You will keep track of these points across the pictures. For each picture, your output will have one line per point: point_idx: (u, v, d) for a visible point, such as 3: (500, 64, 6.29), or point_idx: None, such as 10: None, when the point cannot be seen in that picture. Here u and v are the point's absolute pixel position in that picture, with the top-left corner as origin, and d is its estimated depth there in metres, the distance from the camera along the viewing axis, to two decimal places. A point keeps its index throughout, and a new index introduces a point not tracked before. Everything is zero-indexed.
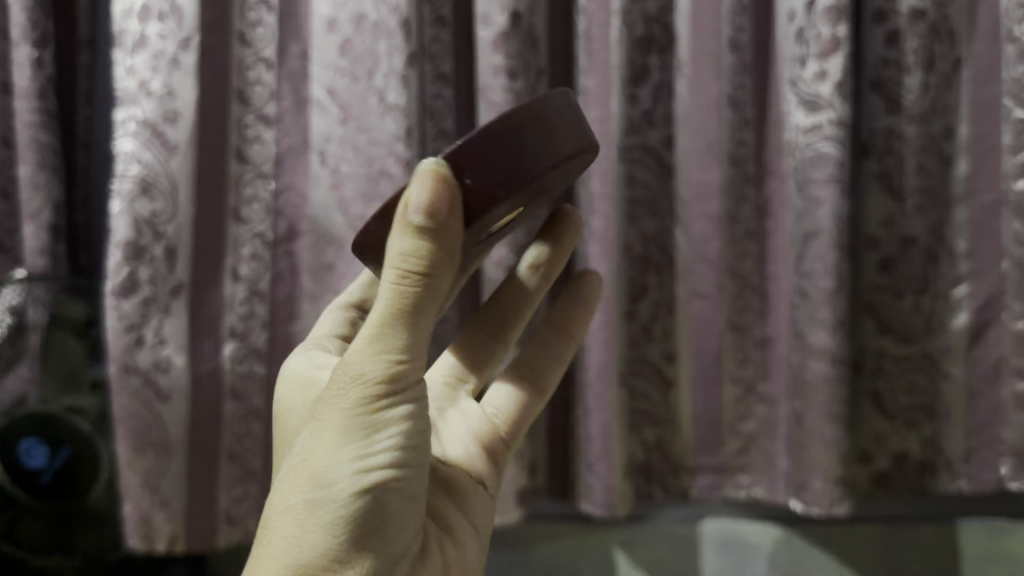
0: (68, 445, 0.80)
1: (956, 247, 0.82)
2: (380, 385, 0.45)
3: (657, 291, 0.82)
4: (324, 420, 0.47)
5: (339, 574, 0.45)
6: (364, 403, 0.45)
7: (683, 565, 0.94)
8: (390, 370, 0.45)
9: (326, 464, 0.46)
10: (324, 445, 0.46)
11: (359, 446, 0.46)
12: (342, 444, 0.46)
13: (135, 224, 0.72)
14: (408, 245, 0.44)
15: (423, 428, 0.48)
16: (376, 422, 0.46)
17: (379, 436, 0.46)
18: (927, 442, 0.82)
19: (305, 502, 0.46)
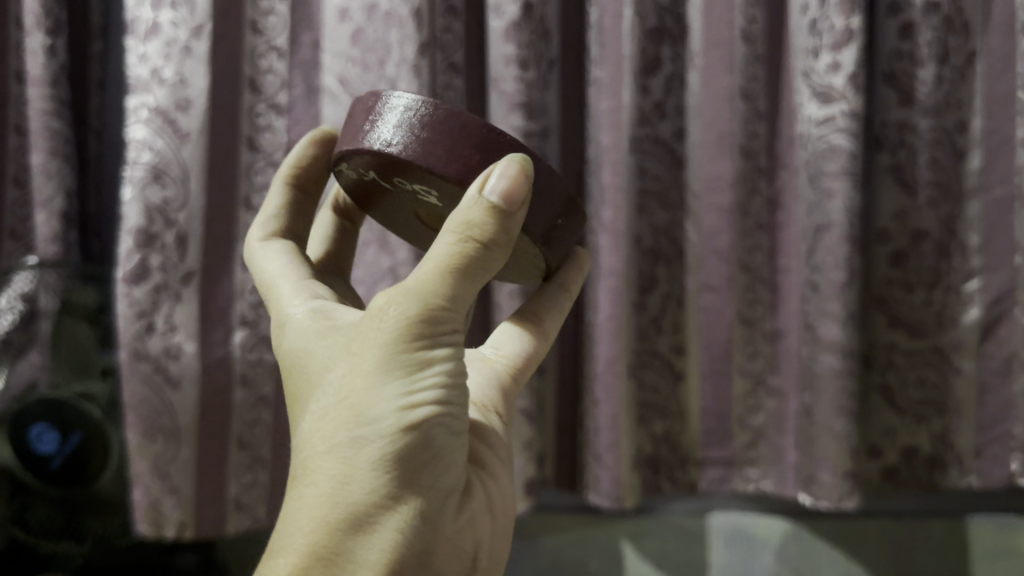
0: (80, 430, 0.79)
1: (968, 241, 0.82)
2: (422, 325, 0.44)
3: (666, 283, 0.83)
4: (362, 360, 0.45)
5: (391, 510, 0.43)
6: (408, 339, 0.44)
7: (692, 559, 0.93)
8: (433, 312, 0.44)
9: (368, 401, 0.44)
10: (363, 381, 0.44)
11: (402, 381, 0.44)
12: (382, 380, 0.44)
13: (146, 211, 0.72)
14: (477, 217, 0.45)
15: (464, 371, 0.47)
16: (420, 361, 0.44)
17: (424, 371, 0.44)
18: (936, 437, 0.82)
19: (349, 442, 0.44)
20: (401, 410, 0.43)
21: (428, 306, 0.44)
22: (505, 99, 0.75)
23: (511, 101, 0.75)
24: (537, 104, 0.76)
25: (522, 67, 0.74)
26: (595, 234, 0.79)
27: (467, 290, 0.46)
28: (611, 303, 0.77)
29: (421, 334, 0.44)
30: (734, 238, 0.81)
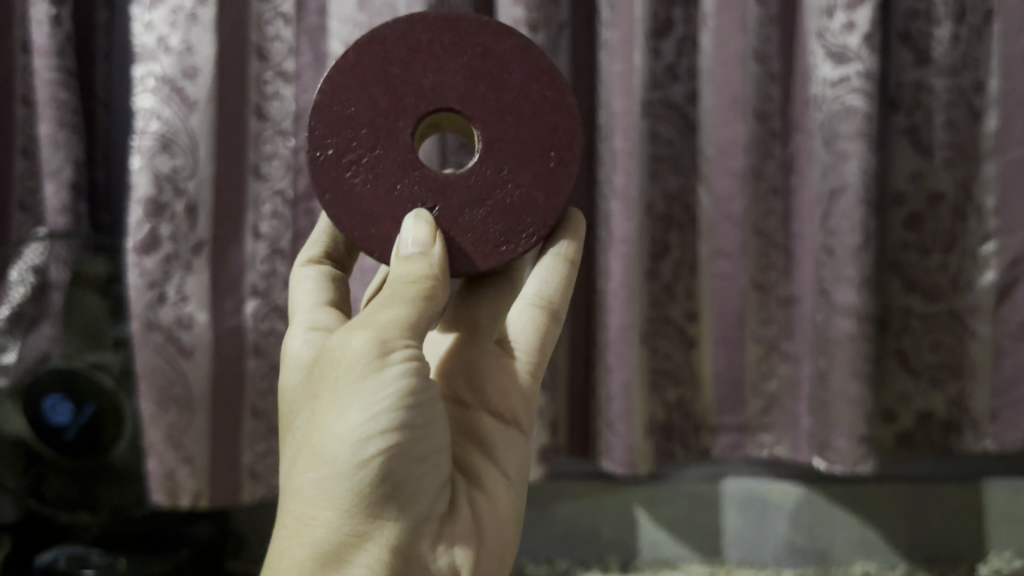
0: (92, 401, 0.78)
1: (985, 203, 0.80)
2: (376, 357, 0.44)
3: (679, 251, 0.83)
4: (326, 394, 0.45)
5: (357, 545, 0.44)
6: (364, 370, 0.44)
7: (705, 525, 0.93)
8: (386, 344, 0.45)
9: (327, 436, 0.44)
10: (323, 420, 0.45)
11: (361, 407, 0.44)
12: (339, 415, 0.44)
13: (155, 179, 0.72)
14: (408, 267, 0.47)
15: (426, 398, 0.47)
16: (374, 391, 0.44)
17: (379, 397, 0.44)
18: (951, 401, 0.82)
19: (314, 478, 0.44)
20: (361, 438, 0.43)
21: (380, 340, 0.45)
22: None
23: None
24: None
25: (532, 31, 0.73)
26: (607, 200, 0.79)
27: (421, 317, 0.46)
28: (622, 270, 0.77)
29: (376, 360, 0.44)
30: (747, 204, 0.80)
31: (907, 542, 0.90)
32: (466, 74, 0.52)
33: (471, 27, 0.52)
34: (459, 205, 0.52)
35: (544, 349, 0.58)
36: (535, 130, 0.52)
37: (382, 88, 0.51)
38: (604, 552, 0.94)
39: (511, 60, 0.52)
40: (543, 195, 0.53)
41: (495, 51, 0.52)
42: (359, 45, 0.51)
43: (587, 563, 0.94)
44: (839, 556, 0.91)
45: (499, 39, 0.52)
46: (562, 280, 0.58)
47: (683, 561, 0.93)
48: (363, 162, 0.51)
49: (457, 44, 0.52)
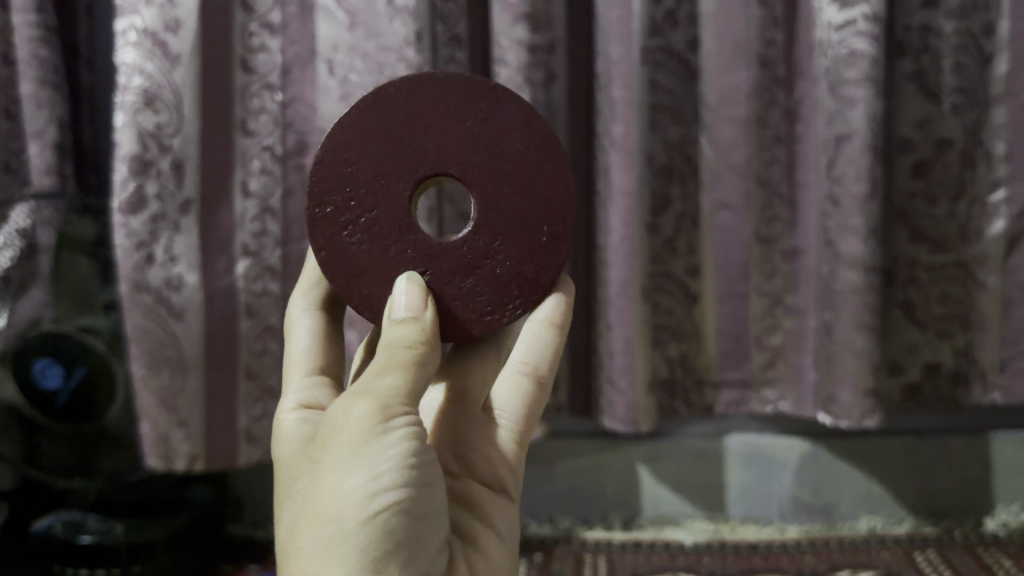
0: (82, 364, 0.77)
1: (994, 149, 0.78)
2: (378, 417, 0.42)
3: (681, 204, 0.80)
4: (325, 459, 0.42)
5: None
6: (366, 431, 0.41)
7: (708, 481, 0.92)
8: (388, 406, 0.42)
9: (328, 500, 0.41)
10: (322, 483, 0.42)
11: (363, 472, 0.41)
12: (340, 477, 0.41)
13: (139, 137, 0.69)
14: (401, 331, 0.45)
15: (427, 460, 0.44)
16: (377, 452, 0.41)
17: (382, 459, 0.41)
18: (959, 351, 0.81)
19: (316, 545, 0.41)
20: (365, 503, 0.41)
21: (381, 405, 0.42)
22: (508, 11, 0.72)
23: (515, 13, 0.71)
24: (543, 16, 0.73)
25: None
26: (605, 152, 0.76)
27: (422, 381, 0.44)
28: (623, 225, 0.75)
29: (378, 423, 0.42)
30: (750, 152, 0.78)
31: (913, 497, 0.90)
32: (467, 141, 0.50)
33: (474, 93, 0.51)
34: (450, 271, 0.51)
35: (529, 417, 0.57)
36: (532, 201, 0.51)
37: (384, 148, 0.50)
38: (605, 510, 0.94)
39: (512, 129, 0.51)
40: (533, 268, 0.52)
41: (497, 120, 0.51)
42: (365, 105, 0.50)
43: (588, 520, 0.93)
44: (843, 511, 0.91)
45: (502, 107, 0.51)
46: (551, 349, 0.56)
47: (685, 518, 0.92)
48: (361, 222, 0.50)
49: (461, 111, 0.50)
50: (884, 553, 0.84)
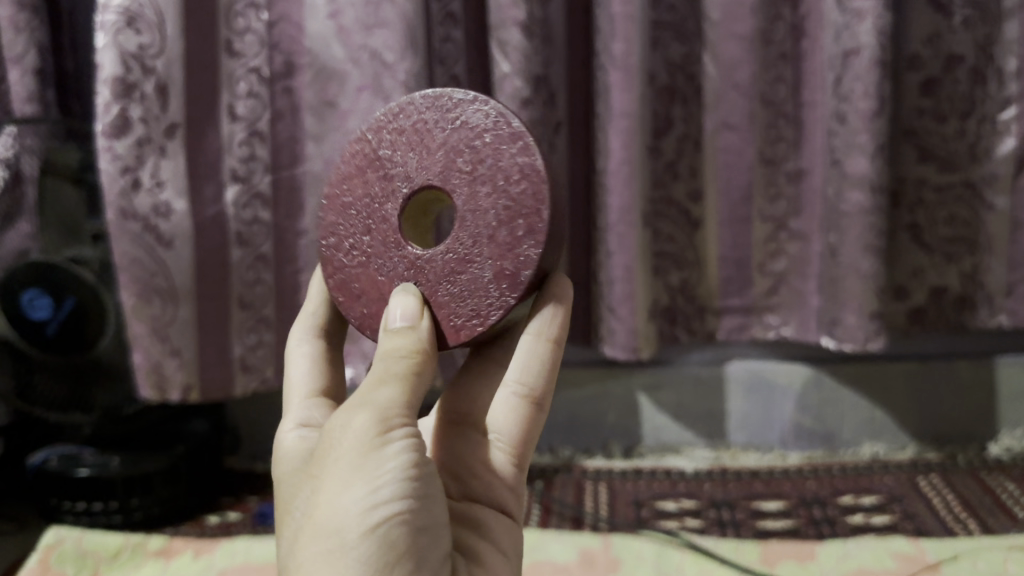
0: (71, 296, 0.74)
1: (1006, 65, 0.75)
2: (379, 425, 0.38)
3: (684, 124, 0.78)
4: (322, 478, 0.38)
5: None
6: (367, 441, 0.37)
7: (710, 408, 0.91)
8: (389, 414, 0.38)
9: (328, 512, 0.37)
10: (321, 497, 0.37)
11: (363, 485, 0.37)
12: (340, 489, 0.37)
13: (122, 58, 0.67)
14: (396, 340, 0.41)
15: (431, 477, 0.40)
16: (379, 462, 0.37)
17: (384, 469, 0.37)
18: (967, 276, 0.80)
19: (315, 563, 0.36)
20: (366, 517, 0.36)
21: (381, 415, 0.38)
22: None
23: None
24: None
25: None
26: (604, 71, 0.73)
27: (421, 391, 0.40)
28: (624, 147, 0.72)
29: (379, 435, 0.38)
30: (755, 70, 0.75)
31: (916, 422, 0.89)
32: (444, 150, 0.44)
33: (447, 98, 0.44)
34: (435, 280, 0.45)
35: (528, 439, 0.48)
36: (511, 198, 0.43)
37: (374, 171, 0.46)
38: (606, 439, 0.93)
39: (488, 127, 0.43)
40: (512, 270, 0.43)
41: (472, 122, 0.44)
42: (360, 138, 0.47)
43: (589, 450, 0.93)
44: (845, 438, 0.90)
45: (476, 107, 0.44)
46: (549, 366, 0.47)
47: (686, 446, 0.92)
48: (358, 246, 0.47)
49: (437, 120, 0.45)
50: (887, 477, 0.83)
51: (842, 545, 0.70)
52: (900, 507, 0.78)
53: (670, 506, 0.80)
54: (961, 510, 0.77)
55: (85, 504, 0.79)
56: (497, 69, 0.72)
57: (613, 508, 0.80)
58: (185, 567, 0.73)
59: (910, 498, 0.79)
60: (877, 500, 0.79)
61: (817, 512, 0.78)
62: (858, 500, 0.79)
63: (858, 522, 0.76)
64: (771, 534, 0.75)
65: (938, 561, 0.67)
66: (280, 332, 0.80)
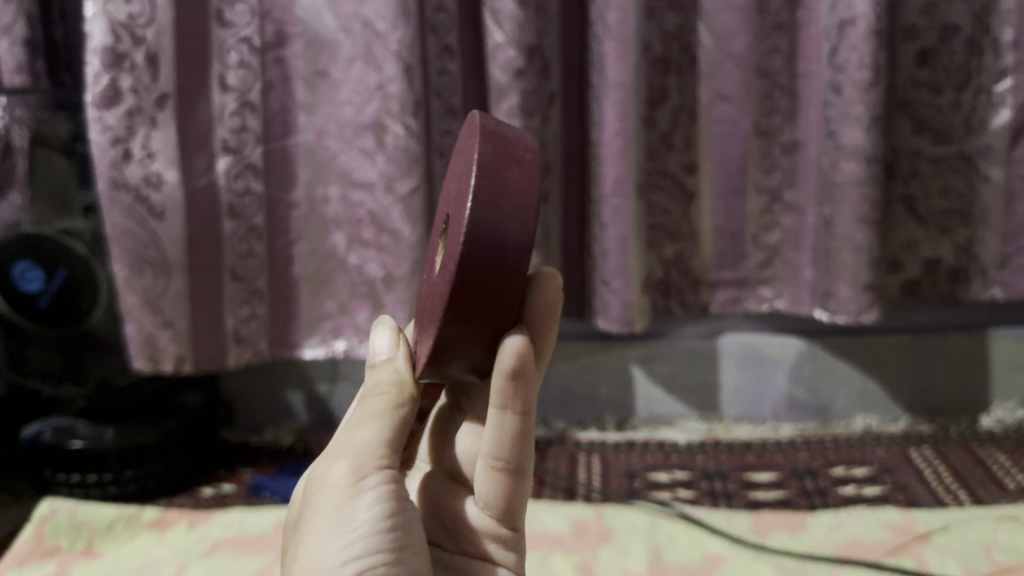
0: (64, 267, 0.74)
1: (1002, 37, 0.74)
2: (350, 477, 0.42)
3: (678, 96, 0.78)
4: (305, 531, 0.42)
5: None
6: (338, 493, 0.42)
7: (703, 381, 0.91)
8: (357, 466, 0.42)
9: (306, 564, 0.41)
10: (303, 550, 0.41)
11: (338, 535, 0.41)
12: (317, 540, 0.41)
13: (111, 28, 0.66)
14: (381, 377, 0.44)
15: (409, 522, 0.43)
16: (350, 511, 0.41)
17: (355, 518, 0.41)
18: (960, 248, 0.80)
19: None
20: (339, 565, 0.40)
21: (353, 464, 0.42)
22: None
23: None
24: None
25: None
26: (598, 41, 0.73)
27: (400, 436, 0.44)
28: (617, 118, 0.72)
29: (351, 485, 0.42)
30: (750, 40, 0.75)
31: (910, 395, 0.90)
32: (456, 176, 0.44)
33: (467, 132, 0.43)
34: (425, 305, 0.46)
35: (512, 499, 0.50)
36: (452, 235, 0.41)
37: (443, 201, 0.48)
38: (600, 412, 0.93)
39: (468, 158, 0.41)
40: (435, 309, 0.41)
41: (467, 149, 0.42)
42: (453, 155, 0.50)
43: (583, 423, 0.93)
44: (838, 411, 0.90)
45: (473, 134, 0.42)
46: (513, 444, 0.47)
47: (680, 418, 0.92)
48: (426, 260, 0.51)
49: (460, 155, 0.44)
50: (879, 449, 0.84)
51: (834, 516, 0.71)
52: (891, 478, 0.78)
53: (663, 477, 0.80)
54: (952, 480, 0.77)
55: (79, 477, 0.79)
56: (491, 38, 0.71)
57: (607, 479, 0.81)
58: (180, 537, 0.73)
59: (902, 469, 0.80)
60: (869, 471, 0.80)
61: (809, 483, 0.78)
62: (850, 472, 0.80)
63: (850, 493, 0.76)
64: (763, 505, 0.75)
65: (928, 530, 0.68)
66: (273, 305, 0.80)
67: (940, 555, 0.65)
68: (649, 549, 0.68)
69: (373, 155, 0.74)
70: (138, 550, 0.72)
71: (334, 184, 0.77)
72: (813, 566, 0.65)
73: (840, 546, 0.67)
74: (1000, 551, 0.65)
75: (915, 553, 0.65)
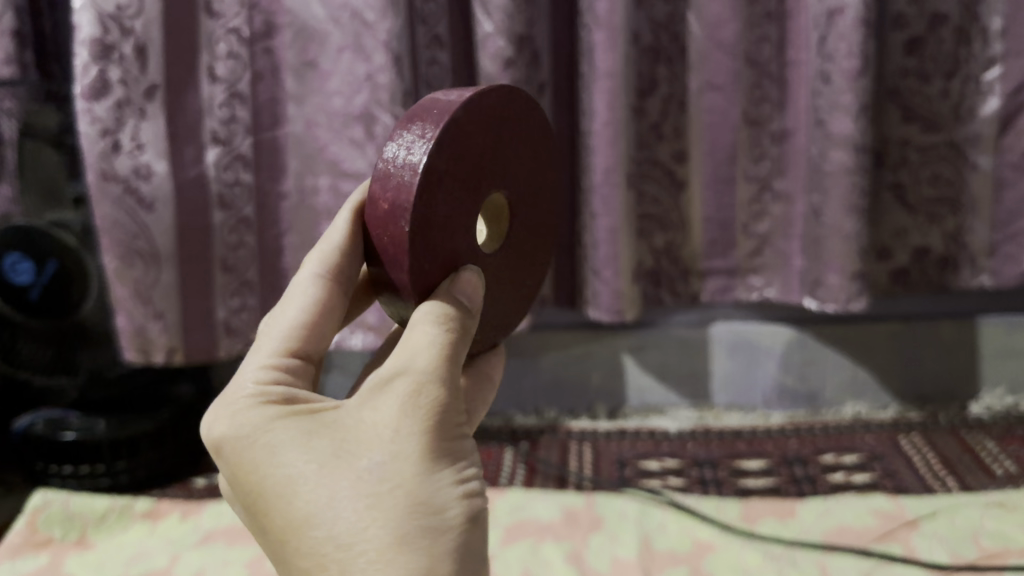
0: (55, 258, 0.74)
1: (991, 25, 0.74)
2: (445, 405, 0.37)
3: (668, 85, 0.78)
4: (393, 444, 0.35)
5: None
6: (439, 420, 0.36)
7: (694, 369, 0.92)
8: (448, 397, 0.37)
9: (424, 487, 0.35)
10: (406, 469, 0.35)
11: (445, 465, 0.36)
12: (424, 462, 0.35)
13: (99, 19, 0.66)
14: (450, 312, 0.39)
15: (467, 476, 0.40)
16: (451, 446, 0.37)
17: (458, 459, 0.37)
18: (949, 236, 0.80)
19: (419, 533, 0.34)
20: (457, 493, 0.36)
21: (447, 393, 0.37)
22: None
23: None
24: None
25: None
26: (588, 30, 0.73)
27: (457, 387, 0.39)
28: (608, 107, 0.72)
29: (446, 414, 0.37)
30: (739, 29, 0.75)
31: (900, 382, 0.90)
32: (524, 182, 0.49)
33: (539, 148, 0.50)
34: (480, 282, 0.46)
35: None
36: (527, 254, 0.52)
37: (484, 131, 0.43)
38: (592, 400, 0.93)
39: (541, 195, 0.52)
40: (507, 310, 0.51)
41: (540, 181, 0.51)
42: (493, 97, 0.44)
43: (574, 411, 0.93)
44: (828, 397, 0.91)
45: (546, 174, 0.52)
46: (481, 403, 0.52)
47: (671, 407, 0.93)
48: (455, 200, 0.42)
49: (531, 159, 0.49)
50: (868, 436, 0.84)
51: (823, 503, 0.71)
52: (880, 465, 0.79)
53: (654, 466, 0.81)
54: (940, 467, 0.78)
55: (72, 468, 0.80)
56: (480, 28, 0.71)
57: (598, 467, 0.81)
58: (173, 528, 0.74)
59: (891, 456, 0.80)
60: (859, 458, 0.80)
61: (799, 470, 0.79)
62: (840, 459, 0.80)
63: (839, 480, 0.77)
64: (753, 493, 0.76)
65: (917, 517, 0.68)
66: (264, 295, 0.80)
67: (928, 541, 0.66)
68: (640, 536, 0.69)
69: (363, 146, 0.74)
70: (131, 541, 0.73)
71: (323, 175, 0.76)
72: (802, 553, 0.65)
73: (828, 532, 0.68)
74: (987, 537, 0.66)
75: (903, 539, 0.66)
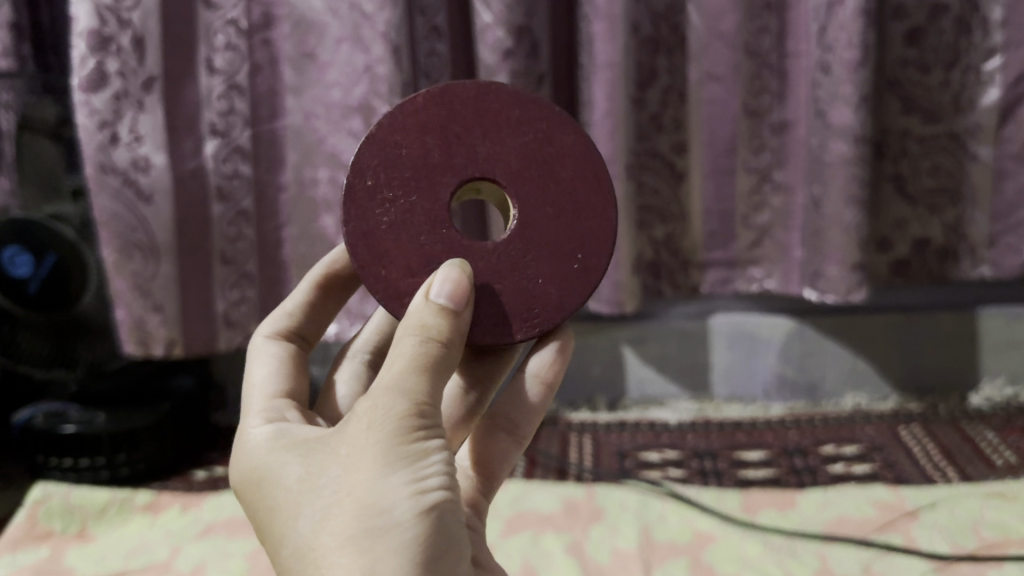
0: (53, 252, 0.73)
1: (992, 15, 0.74)
2: (414, 411, 0.36)
3: (668, 76, 0.77)
4: (354, 452, 0.36)
5: None
6: (404, 426, 0.36)
7: (694, 360, 0.92)
8: (421, 402, 0.37)
9: (374, 494, 0.35)
10: (359, 478, 0.36)
11: (406, 469, 0.36)
12: (381, 469, 0.36)
13: (97, 10, 0.65)
14: (432, 319, 0.38)
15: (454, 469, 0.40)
16: (416, 451, 0.36)
17: (425, 462, 0.37)
18: (949, 227, 0.80)
19: (362, 539, 0.35)
20: (415, 498, 0.36)
21: (417, 399, 0.37)
22: None
23: None
24: None
25: None
26: (587, 21, 0.72)
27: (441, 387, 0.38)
28: (608, 98, 0.72)
29: (416, 419, 0.36)
30: (739, 19, 0.74)
31: (900, 372, 0.90)
32: (522, 154, 0.44)
33: (537, 114, 0.44)
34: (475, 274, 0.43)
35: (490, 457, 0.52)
36: (568, 228, 0.44)
37: (416, 135, 0.43)
38: (592, 391, 0.93)
39: (567, 156, 0.44)
40: (556, 293, 0.44)
41: (557, 141, 0.44)
42: (427, 95, 0.43)
43: (574, 403, 0.93)
44: (828, 389, 0.91)
45: (564, 131, 0.44)
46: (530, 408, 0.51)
47: (671, 398, 0.93)
48: (396, 204, 0.42)
49: (524, 131, 0.44)
50: (868, 427, 0.84)
51: (823, 493, 0.71)
52: (880, 456, 0.79)
53: (654, 457, 0.81)
54: (941, 458, 0.78)
55: (72, 461, 0.79)
56: (479, 19, 0.71)
57: (598, 459, 0.81)
58: (173, 521, 0.74)
59: (891, 447, 0.80)
60: (859, 449, 0.80)
61: (799, 461, 0.79)
62: (840, 450, 0.80)
63: (840, 471, 0.77)
64: (753, 484, 0.76)
65: (917, 507, 0.68)
66: (263, 288, 0.80)
67: (928, 531, 0.66)
68: (640, 527, 0.69)
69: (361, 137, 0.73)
70: (131, 534, 0.73)
71: (321, 167, 0.76)
72: (803, 543, 0.65)
73: (828, 523, 0.68)
74: (987, 528, 0.66)
75: (903, 530, 0.66)
